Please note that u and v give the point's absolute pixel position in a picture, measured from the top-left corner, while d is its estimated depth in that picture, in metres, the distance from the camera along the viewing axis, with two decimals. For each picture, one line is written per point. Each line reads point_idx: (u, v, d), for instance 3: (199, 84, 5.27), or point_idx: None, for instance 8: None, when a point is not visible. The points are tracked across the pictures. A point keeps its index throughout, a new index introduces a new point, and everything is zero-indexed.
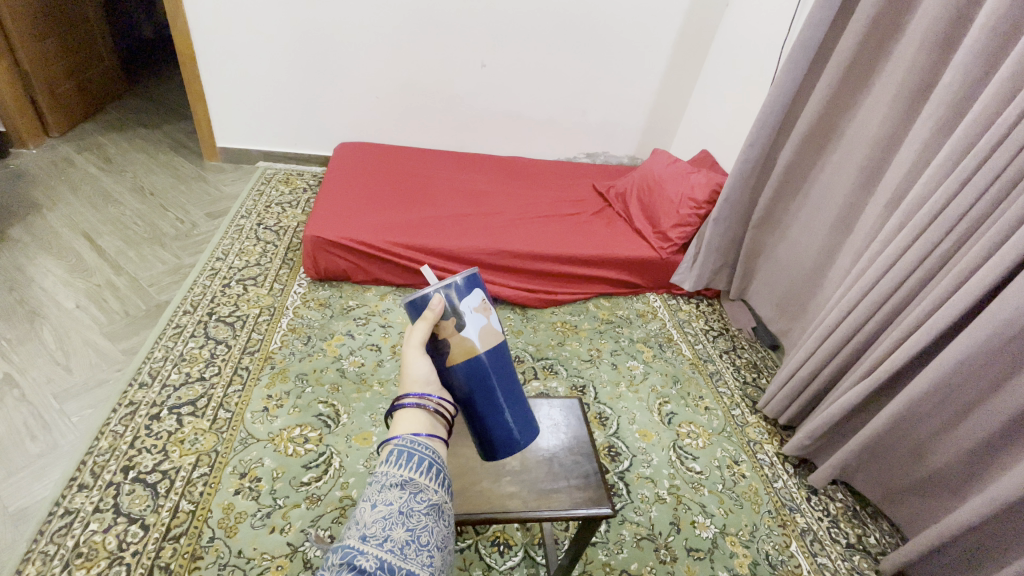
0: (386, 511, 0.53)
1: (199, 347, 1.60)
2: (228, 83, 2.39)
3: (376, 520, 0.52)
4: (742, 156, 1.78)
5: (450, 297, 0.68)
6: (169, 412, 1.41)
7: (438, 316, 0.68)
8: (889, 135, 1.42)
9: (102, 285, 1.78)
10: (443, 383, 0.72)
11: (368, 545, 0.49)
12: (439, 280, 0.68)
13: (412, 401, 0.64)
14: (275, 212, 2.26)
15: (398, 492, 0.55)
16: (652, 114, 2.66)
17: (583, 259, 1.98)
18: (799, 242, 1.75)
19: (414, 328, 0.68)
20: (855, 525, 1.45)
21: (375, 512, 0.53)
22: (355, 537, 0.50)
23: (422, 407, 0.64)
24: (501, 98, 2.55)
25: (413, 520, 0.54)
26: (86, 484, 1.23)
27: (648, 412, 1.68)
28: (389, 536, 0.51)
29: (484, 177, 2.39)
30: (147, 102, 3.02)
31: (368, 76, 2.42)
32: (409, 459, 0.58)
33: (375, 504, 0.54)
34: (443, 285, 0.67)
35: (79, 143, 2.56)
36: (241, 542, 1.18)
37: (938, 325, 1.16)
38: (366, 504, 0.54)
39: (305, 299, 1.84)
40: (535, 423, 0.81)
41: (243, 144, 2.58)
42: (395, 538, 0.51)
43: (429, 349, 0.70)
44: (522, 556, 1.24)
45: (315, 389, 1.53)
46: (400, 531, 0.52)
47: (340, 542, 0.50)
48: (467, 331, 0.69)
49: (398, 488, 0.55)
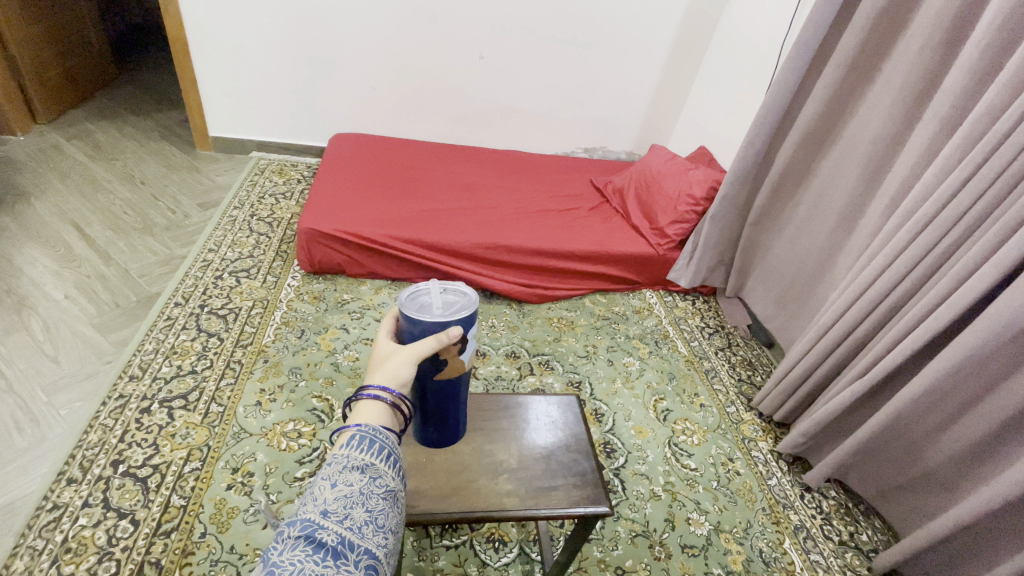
0: (346, 491, 0.53)
1: (191, 340, 1.58)
2: (221, 71, 2.35)
3: (336, 499, 0.52)
4: (740, 153, 1.77)
5: (463, 324, 0.67)
6: (160, 405, 1.39)
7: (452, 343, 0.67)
8: (890, 134, 1.42)
9: (92, 276, 1.75)
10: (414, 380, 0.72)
11: (328, 521, 0.50)
12: (460, 307, 0.67)
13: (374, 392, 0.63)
14: (269, 203, 2.23)
15: (358, 475, 0.55)
16: (650, 109, 2.65)
17: (580, 255, 1.97)
18: (797, 241, 1.75)
19: (421, 345, 0.65)
20: (848, 523, 1.46)
21: (337, 491, 0.52)
22: (315, 513, 0.50)
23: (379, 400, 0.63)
24: (499, 91, 2.53)
25: (372, 501, 0.54)
26: (75, 479, 1.21)
27: (643, 409, 1.68)
28: (349, 514, 0.51)
29: (480, 171, 2.37)
30: (138, 89, 2.97)
31: (363, 66, 2.38)
32: (371, 444, 0.58)
33: (335, 484, 0.53)
34: (466, 315, 0.67)
35: (68, 130, 2.51)
36: (233, 537, 1.16)
37: (935, 326, 1.16)
38: (324, 484, 0.53)
39: (299, 292, 1.81)
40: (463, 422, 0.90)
41: (236, 133, 2.54)
42: (354, 517, 0.51)
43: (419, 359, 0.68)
44: (517, 552, 1.23)
45: (309, 383, 1.52)
46: (360, 511, 0.52)
47: (298, 516, 0.50)
48: (466, 355, 0.72)
49: (359, 471, 0.55)
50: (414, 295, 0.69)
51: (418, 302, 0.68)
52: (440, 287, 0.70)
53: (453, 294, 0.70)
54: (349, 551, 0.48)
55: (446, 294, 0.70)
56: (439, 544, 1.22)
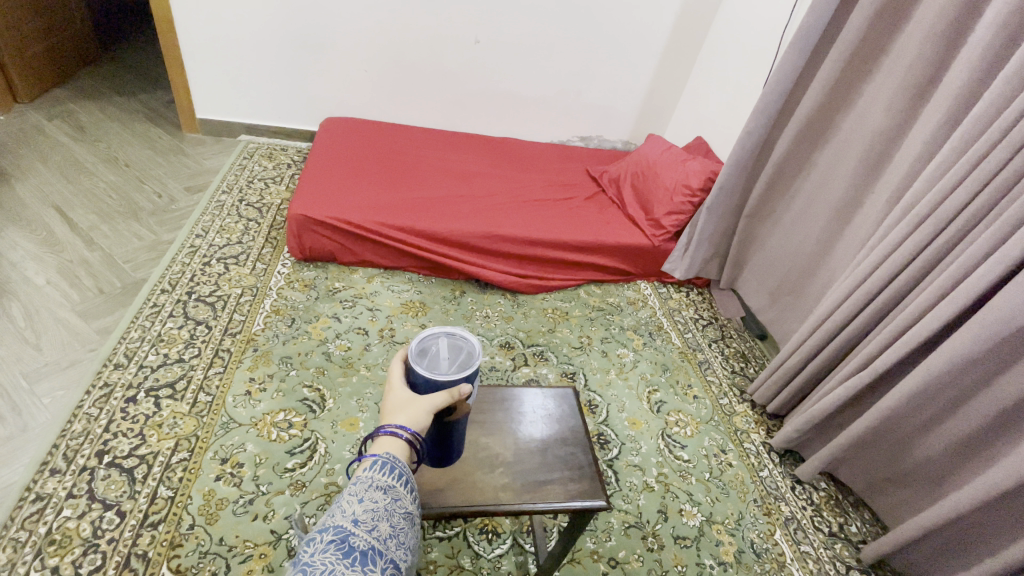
0: (373, 506, 0.57)
1: (178, 328, 1.54)
2: (208, 51, 2.27)
3: (364, 511, 0.56)
4: (738, 144, 1.76)
5: (471, 378, 0.69)
6: (146, 394, 1.36)
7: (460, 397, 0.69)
8: (891, 128, 1.41)
9: (75, 261, 1.70)
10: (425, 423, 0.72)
11: (358, 529, 0.54)
12: (467, 362, 0.68)
13: (391, 429, 0.64)
14: (258, 187, 2.18)
15: (382, 493, 0.59)
16: (647, 98, 2.62)
17: (576, 245, 1.95)
18: (793, 234, 1.74)
19: (435, 399, 0.66)
20: (837, 514, 1.47)
21: (364, 505, 0.56)
22: (346, 522, 0.54)
23: (397, 436, 0.64)
24: (494, 76, 2.48)
25: (395, 517, 0.58)
26: (59, 469, 1.18)
27: (637, 400, 1.68)
28: (376, 527, 0.55)
29: (475, 158, 2.33)
30: (123, 69, 2.88)
31: (356, 49, 2.32)
32: (392, 469, 0.61)
33: (362, 499, 0.57)
34: (472, 371, 0.68)
35: (49, 110, 2.43)
36: (223, 529, 1.14)
37: (932, 321, 1.16)
38: (352, 498, 0.57)
39: (289, 280, 1.78)
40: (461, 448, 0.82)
41: (224, 116, 2.47)
42: (380, 530, 0.55)
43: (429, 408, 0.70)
44: (510, 544, 1.23)
45: (299, 373, 1.49)
46: (384, 525, 0.56)
47: (329, 523, 0.54)
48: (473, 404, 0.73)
49: (383, 490, 0.59)
50: (419, 347, 0.69)
51: (425, 355, 0.68)
52: (444, 334, 0.70)
53: (455, 339, 0.71)
54: (378, 560, 0.53)
55: (449, 341, 0.70)
56: (432, 536, 1.21)
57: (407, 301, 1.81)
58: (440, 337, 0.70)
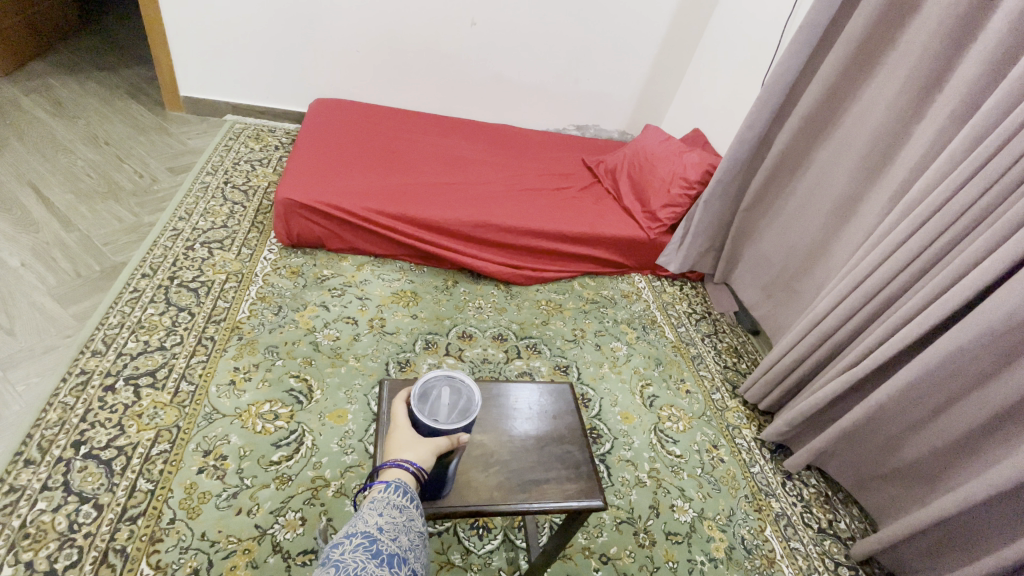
0: (392, 519, 0.60)
1: (159, 314, 1.49)
2: (194, 27, 2.18)
3: (384, 524, 0.59)
4: (739, 136, 1.73)
5: (469, 425, 0.71)
6: (125, 383, 1.31)
7: (457, 441, 0.71)
8: (893, 124, 1.39)
9: (51, 243, 1.63)
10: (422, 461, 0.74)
11: (382, 538, 0.56)
12: (465, 410, 0.70)
13: (394, 462, 0.67)
14: (244, 170, 2.11)
15: (397, 510, 0.61)
16: (645, 87, 2.58)
17: (571, 236, 1.92)
18: (791, 229, 1.73)
19: (437, 442, 0.69)
20: (826, 510, 1.48)
21: (384, 519, 0.59)
22: (370, 531, 0.57)
23: (401, 468, 0.66)
24: (490, 60, 2.42)
25: (411, 532, 0.60)
26: (33, 460, 1.13)
27: (630, 394, 1.66)
28: (396, 538, 0.58)
29: (470, 145, 2.28)
30: (104, 42, 2.76)
31: (349, 28, 2.25)
32: (405, 491, 0.64)
33: (381, 514, 0.60)
34: (468, 419, 0.70)
35: (25, 84, 2.32)
36: (205, 524, 1.11)
37: (929, 321, 1.15)
38: (373, 512, 0.60)
39: (276, 266, 1.73)
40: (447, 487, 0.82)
41: (209, 94, 2.38)
42: (401, 541, 0.58)
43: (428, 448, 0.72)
44: (501, 539, 1.22)
45: (286, 363, 1.45)
46: (404, 537, 0.59)
47: (352, 532, 0.56)
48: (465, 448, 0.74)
49: (398, 507, 0.62)
50: (421, 393, 0.71)
51: (426, 401, 0.70)
52: (445, 380, 0.72)
53: (456, 385, 0.73)
54: (403, 566, 0.55)
55: (449, 386, 0.72)
56: None
57: (398, 290, 1.77)
58: (441, 383, 0.72)
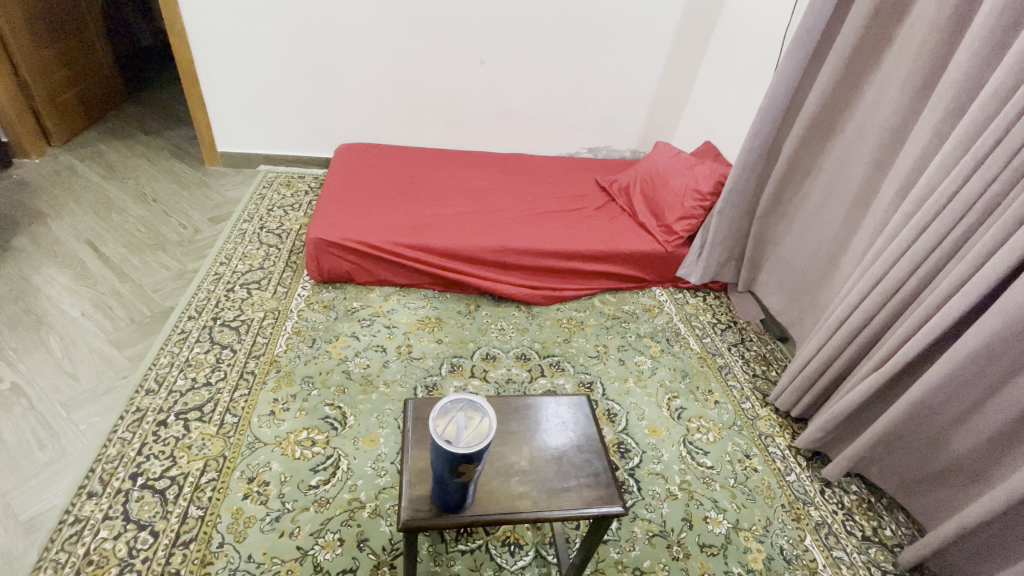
0: None
1: (205, 352, 1.60)
2: (228, 89, 2.38)
3: None
4: (746, 145, 1.75)
5: (485, 449, 0.74)
6: (176, 418, 1.40)
7: (473, 463, 0.75)
8: (900, 119, 1.39)
9: (107, 293, 1.78)
10: (442, 480, 0.78)
11: None
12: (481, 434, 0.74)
13: None
14: (277, 215, 2.26)
15: None
16: (653, 106, 2.64)
17: (588, 254, 1.96)
18: (809, 231, 1.73)
19: None
20: (870, 517, 1.43)
21: None
22: None
23: None
24: (501, 94, 2.53)
25: None
26: (95, 492, 1.22)
27: (657, 407, 1.66)
28: None
29: (486, 174, 2.37)
30: (149, 109, 3.03)
31: (367, 77, 2.41)
32: None
33: None
34: (483, 443, 0.73)
35: (81, 152, 2.57)
36: (251, 546, 1.17)
37: (953, 311, 1.14)
38: None
39: (309, 302, 1.83)
40: (467, 504, 0.86)
41: (243, 148, 2.57)
42: None
43: (447, 469, 0.76)
44: (533, 555, 1.23)
45: (321, 392, 1.53)
46: None
47: None
48: (481, 468, 0.78)
49: None
50: (439, 417, 0.76)
51: (444, 424, 0.75)
52: (463, 404, 0.78)
53: (474, 410, 0.78)
54: None
55: (467, 410, 0.78)
56: (455, 549, 1.22)
57: (424, 317, 1.84)
58: (459, 408, 0.78)
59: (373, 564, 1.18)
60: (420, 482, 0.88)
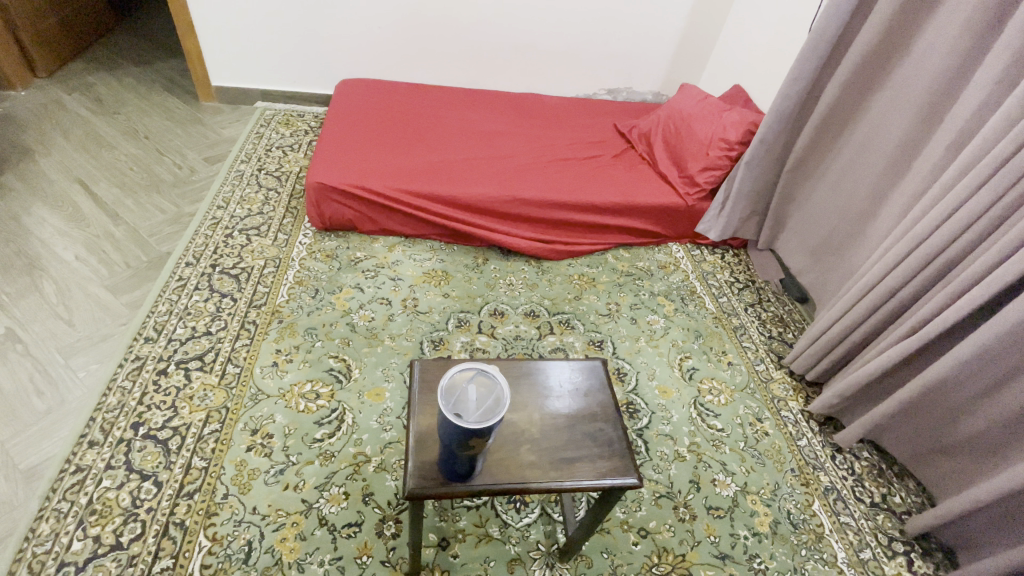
0: None
1: (204, 301, 1.55)
2: (219, 17, 2.20)
3: None
4: (782, 91, 1.60)
5: (496, 424, 0.70)
6: (176, 367, 1.37)
7: (482, 439, 0.71)
8: (960, 64, 1.24)
9: (102, 236, 1.71)
10: (450, 451, 0.74)
11: None
12: (493, 409, 0.69)
13: None
14: (276, 156, 2.15)
15: None
16: (679, 44, 2.43)
17: (602, 207, 1.86)
18: (842, 189, 1.61)
19: None
20: (880, 484, 1.41)
21: None
22: None
23: None
24: (514, 27, 2.33)
25: None
26: (97, 441, 1.21)
27: (668, 367, 1.62)
28: None
29: (497, 117, 2.22)
30: (139, 37, 2.83)
31: (369, 5, 2.21)
32: None
33: None
34: (495, 420, 0.68)
35: (69, 83, 2.42)
36: (255, 499, 1.17)
37: (997, 283, 1.05)
38: None
39: (311, 250, 1.76)
40: (475, 473, 0.83)
41: (239, 82, 2.42)
42: None
43: (456, 443, 0.71)
44: (539, 513, 1.23)
45: (325, 344, 1.49)
46: None
47: None
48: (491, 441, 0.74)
49: None
50: (448, 386, 0.70)
51: (454, 394, 0.70)
52: (474, 373, 0.72)
53: (485, 378, 0.72)
54: None
55: (478, 378, 0.71)
56: (460, 505, 1.21)
57: (430, 270, 1.77)
58: (470, 378, 0.72)
59: (378, 518, 1.18)
60: (425, 449, 0.84)
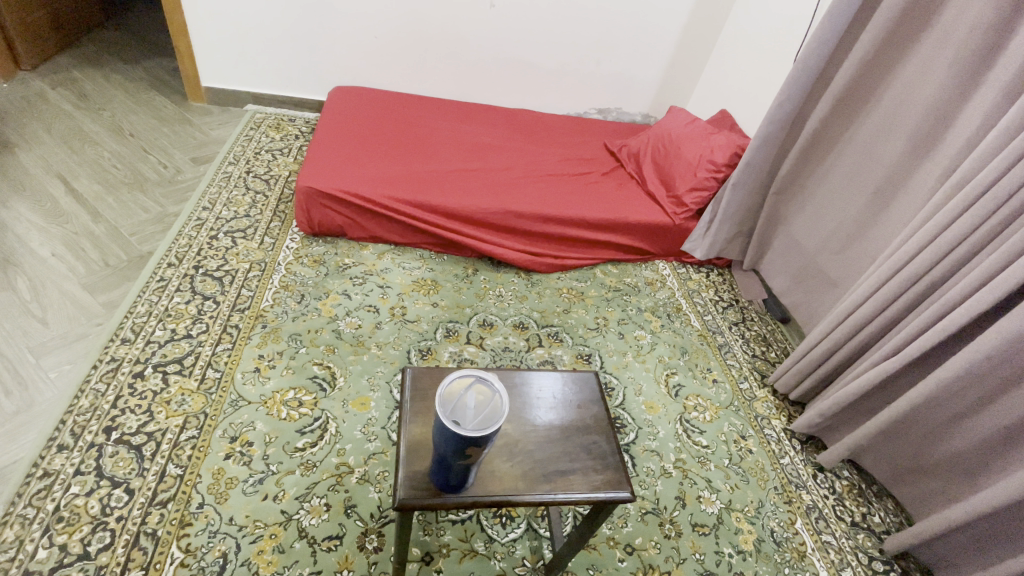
0: None
1: (185, 303, 1.51)
2: (214, 19, 2.18)
3: None
4: (770, 115, 1.65)
5: (493, 434, 0.69)
6: (154, 370, 1.33)
7: (478, 448, 0.69)
8: (942, 96, 1.30)
9: (80, 233, 1.66)
10: (443, 460, 0.73)
11: None
12: (490, 418, 0.68)
13: None
14: (265, 159, 2.12)
15: None
16: (669, 68, 2.50)
17: (593, 222, 1.88)
18: (827, 213, 1.66)
19: None
20: (860, 503, 1.43)
21: None
22: None
23: None
24: (510, 43, 2.37)
25: None
26: (66, 445, 1.16)
27: (655, 383, 1.63)
28: None
29: (490, 131, 2.24)
30: (128, 35, 2.79)
31: (367, 15, 2.22)
32: None
33: None
34: (492, 429, 0.67)
35: (53, 77, 2.36)
36: (232, 508, 1.12)
37: (978, 305, 1.09)
38: None
39: (298, 255, 1.73)
40: (467, 485, 0.81)
41: (230, 84, 2.39)
42: None
43: (451, 451, 0.70)
44: (525, 528, 1.21)
45: (309, 350, 1.46)
46: None
47: None
48: (485, 451, 0.72)
49: None
50: (447, 394, 0.70)
51: (451, 401, 0.69)
52: (472, 380, 0.71)
53: (483, 386, 0.71)
54: None
55: (476, 386, 0.71)
56: (445, 519, 1.19)
57: (419, 278, 1.76)
58: (469, 386, 0.71)
59: (360, 531, 1.14)
60: (418, 458, 0.83)
